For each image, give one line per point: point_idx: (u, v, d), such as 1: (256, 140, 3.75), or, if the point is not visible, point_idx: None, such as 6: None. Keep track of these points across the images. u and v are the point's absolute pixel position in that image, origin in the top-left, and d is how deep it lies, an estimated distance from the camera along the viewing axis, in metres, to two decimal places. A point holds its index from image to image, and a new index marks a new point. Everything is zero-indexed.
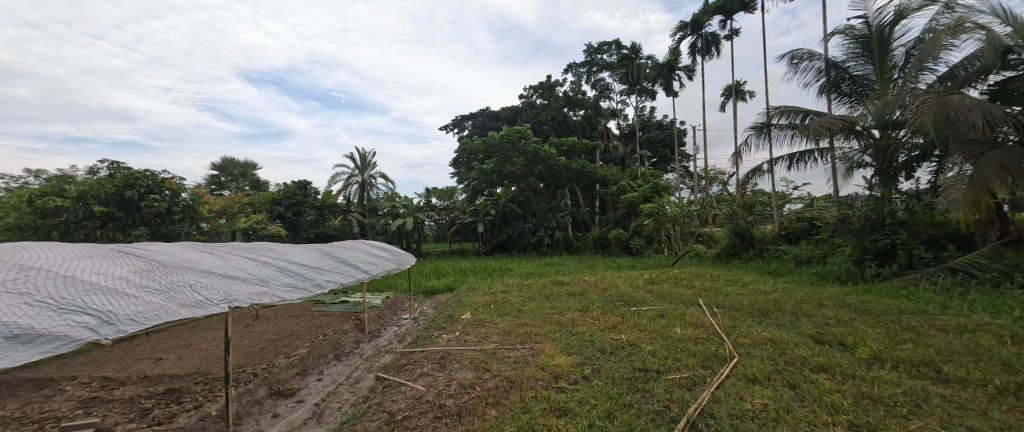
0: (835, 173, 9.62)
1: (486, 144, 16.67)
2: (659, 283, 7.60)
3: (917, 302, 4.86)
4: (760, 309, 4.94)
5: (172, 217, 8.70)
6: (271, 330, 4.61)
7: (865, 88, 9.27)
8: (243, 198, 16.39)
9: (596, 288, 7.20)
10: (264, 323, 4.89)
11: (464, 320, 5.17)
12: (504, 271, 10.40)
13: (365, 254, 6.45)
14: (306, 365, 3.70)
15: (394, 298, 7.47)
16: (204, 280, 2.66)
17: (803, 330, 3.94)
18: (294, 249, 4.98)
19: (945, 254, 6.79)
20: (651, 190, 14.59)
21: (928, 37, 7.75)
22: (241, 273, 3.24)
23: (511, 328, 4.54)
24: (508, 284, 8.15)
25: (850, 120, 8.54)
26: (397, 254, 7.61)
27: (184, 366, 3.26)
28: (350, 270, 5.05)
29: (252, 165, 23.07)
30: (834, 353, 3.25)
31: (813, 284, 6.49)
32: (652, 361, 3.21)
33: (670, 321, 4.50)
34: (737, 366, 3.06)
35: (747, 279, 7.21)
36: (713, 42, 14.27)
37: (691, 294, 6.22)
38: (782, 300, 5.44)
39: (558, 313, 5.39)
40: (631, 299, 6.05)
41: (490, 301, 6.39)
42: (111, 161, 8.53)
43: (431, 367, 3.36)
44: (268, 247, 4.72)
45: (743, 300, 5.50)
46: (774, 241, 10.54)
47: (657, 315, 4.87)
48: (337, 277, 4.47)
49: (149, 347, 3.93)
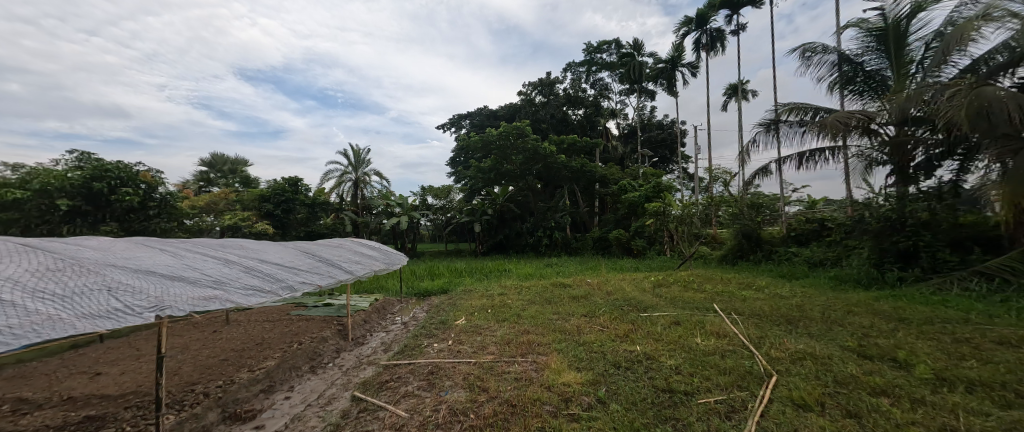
0: (848, 172, 9.23)
1: (484, 141, 16.19)
2: (668, 286, 7.13)
3: (957, 310, 4.41)
4: (784, 316, 4.51)
5: (147, 213, 8.16)
6: (241, 337, 4.10)
7: (880, 83, 8.87)
8: (231, 195, 15.79)
9: (602, 291, 6.72)
10: (235, 329, 4.38)
11: (458, 326, 4.68)
12: (502, 272, 9.91)
13: (351, 253, 5.94)
14: (274, 381, 3.20)
15: (384, 300, 6.96)
16: (135, 282, 2.16)
17: (842, 341, 3.48)
18: (267, 246, 4.44)
19: (972, 258, 6.37)
20: (653, 190, 14.16)
21: (951, 29, 7.36)
22: (191, 274, 2.72)
23: (509, 337, 4.04)
24: (506, 286, 7.67)
25: (868, 115, 8.10)
26: (388, 253, 7.11)
27: (124, 384, 2.75)
28: (332, 271, 4.53)
29: (242, 161, 22.44)
30: (890, 371, 2.78)
31: (835, 288, 6.05)
32: (677, 380, 2.75)
33: (689, 330, 4.04)
34: (779, 387, 2.60)
35: (761, 283, 6.76)
36: (718, 38, 13.87)
37: (705, 298, 5.75)
38: (806, 306, 4.98)
39: (562, 319, 4.90)
40: (640, 303, 5.57)
41: (487, 305, 5.88)
42: (79, 152, 7.97)
43: (417, 386, 2.86)
44: (238, 244, 4.19)
45: (764, 306, 5.05)
46: (783, 242, 10.11)
47: (672, 322, 4.40)
48: (314, 279, 3.94)
49: (92, 358, 3.40)
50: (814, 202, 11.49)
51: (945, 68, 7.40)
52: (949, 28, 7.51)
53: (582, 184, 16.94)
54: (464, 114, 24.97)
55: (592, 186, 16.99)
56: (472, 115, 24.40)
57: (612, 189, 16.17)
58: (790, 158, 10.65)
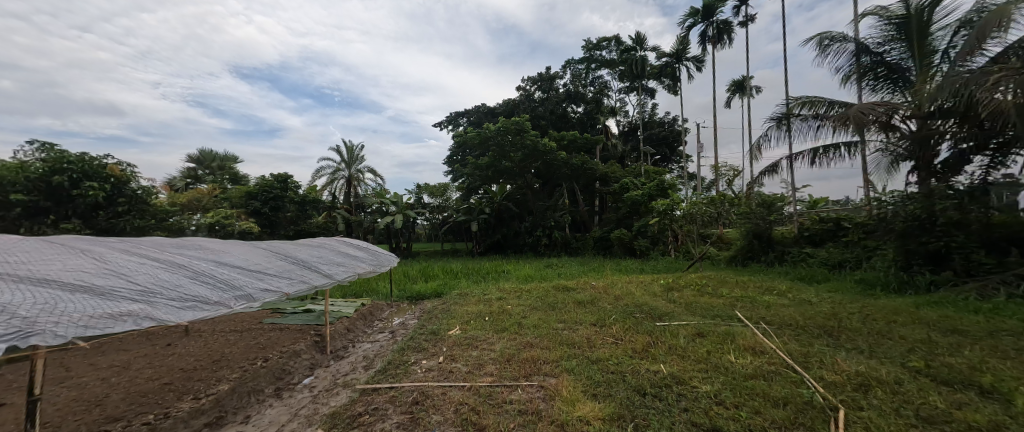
0: (866, 169, 8.75)
1: (482, 137, 15.60)
2: (680, 290, 6.58)
3: (1016, 320, 3.89)
4: (822, 327, 3.99)
5: (114, 210, 7.55)
6: (199, 352, 3.53)
7: (901, 75, 8.38)
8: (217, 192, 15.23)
9: (610, 296, 6.16)
10: (193, 342, 3.80)
11: (451, 337, 4.13)
12: (500, 275, 9.32)
13: (333, 255, 5.34)
14: (223, 411, 2.63)
15: (371, 305, 6.42)
16: (5, 295, 1.60)
17: (905, 361, 2.94)
18: (231, 247, 3.87)
19: (1011, 260, 5.87)
20: (657, 188, 13.62)
21: (981, 16, 6.88)
22: (109, 282, 2.15)
23: (510, 352, 3.48)
24: (505, 290, 7.09)
25: (892, 106, 7.60)
26: (376, 254, 6.54)
27: (23, 421, 2.19)
28: (306, 275, 3.93)
29: (231, 158, 21.71)
30: (984, 403, 2.24)
31: (865, 293, 5.53)
32: (722, 417, 2.20)
33: (719, 343, 3.50)
34: (854, 428, 2.04)
35: (781, 287, 6.24)
36: (725, 30, 13.35)
37: (724, 305, 5.22)
38: (841, 315, 4.44)
39: (568, 329, 4.36)
40: (654, 311, 5.02)
41: (484, 312, 5.31)
42: (40, 142, 7.35)
43: (396, 422, 2.30)
44: (192, 244, 3.59)
45: (794, 314, 4.52)
46: (796, 243, 9.62)
47: (695, 334, 3.86)
48: (281, 285, 3.34)
49: (5, 382, 2.83)
50: (818, 202, 11.04)
51: (974, 57, 6.92)
52: (978, 15, 7.04)
53: (582, 182, 16.41)
54: (460, 112, 24.31)
55: (592, 184, 16.46)
56: (468, 112, 23.81)
57: (613, 187, 15.55)
58: (803, 154, 10.18)
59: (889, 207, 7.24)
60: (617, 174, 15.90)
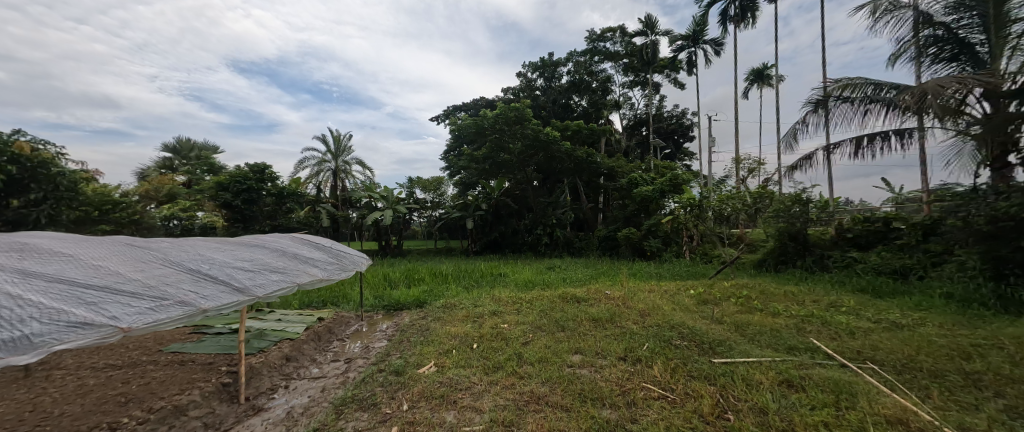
0: (925, 159, 7.50)
1: (478, 125, 14.24)
2: (718, 303, 5.32)
3: None
4: (964, 374, 2.70)
5: (27, 197, 6.53)
6: (10, 415, 2.24)
7: (969, 50, 7.12)
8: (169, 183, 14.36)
9: (632, 312, 4.89)
10: (19, 394, 2.49)
11: (422, 381, 2.82)
12: (496, 278, 8.04)
13: (274, 258, 4.04)
14: None
15: (334, 319, 5.12)
16: None
17: None
18: (87, 251, 2.55)
19: None
20: (668, 183, 12.09)
21: None
22: None
23: (506, 419, 2.20)
24: (502, 300, 5.76)
25: (971, 84, 6.32)
26: (342, 255, 5.25)
27: None
28: (194, 292, 2.57)
29: (212, 148, 20.32)
30: None
31: (973, 315, 4.20)
32: None
33: (833, 409, 2.23)
34: None
35: (848, 302, 4.93)
36: (750, 8, 12.04)
37: (789, 328, 3.93)
38: (976, 352, 3.11)
39: (587, 368, 3.08)
40: (699, 336, 3.73)
41: (472, 335, 3.98)
42: None
43: None
44: (4, 247, 2.27)
45: (904, 348, 3.22)
46: (835, 245, 8.35)
47: (782, 385, 2.59)
48: (122, 314, 1.98)
49: None
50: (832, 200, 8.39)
51: None
52: None
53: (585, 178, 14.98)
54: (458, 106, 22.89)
55: (596, 180, 14.98)
56: (467, 105, 22.42)
57: (620, 183, 13.97)
58: (843, 144, 8.94)
59: (969, 203, 5.94)
60: (624, 170, 14.28)
